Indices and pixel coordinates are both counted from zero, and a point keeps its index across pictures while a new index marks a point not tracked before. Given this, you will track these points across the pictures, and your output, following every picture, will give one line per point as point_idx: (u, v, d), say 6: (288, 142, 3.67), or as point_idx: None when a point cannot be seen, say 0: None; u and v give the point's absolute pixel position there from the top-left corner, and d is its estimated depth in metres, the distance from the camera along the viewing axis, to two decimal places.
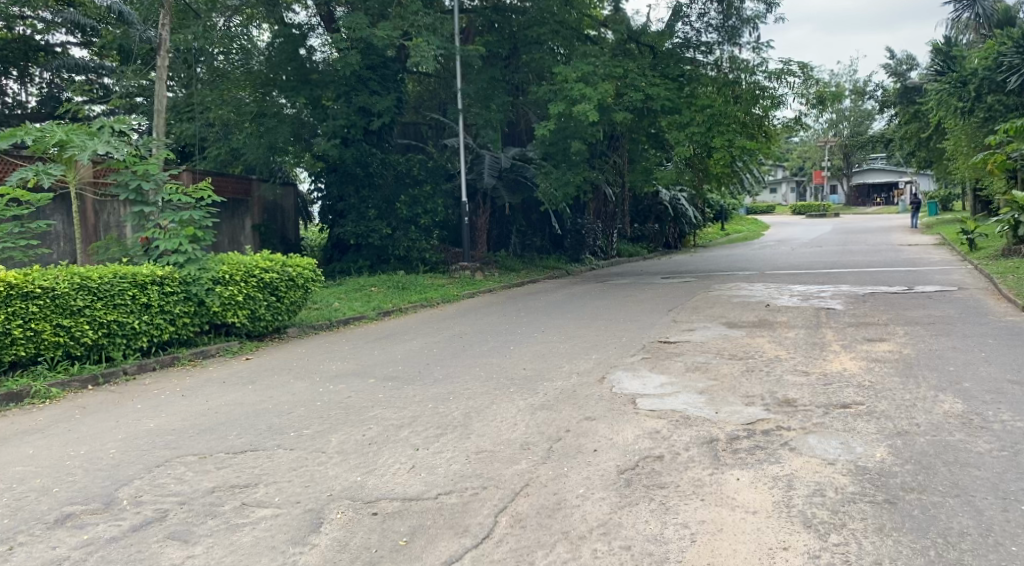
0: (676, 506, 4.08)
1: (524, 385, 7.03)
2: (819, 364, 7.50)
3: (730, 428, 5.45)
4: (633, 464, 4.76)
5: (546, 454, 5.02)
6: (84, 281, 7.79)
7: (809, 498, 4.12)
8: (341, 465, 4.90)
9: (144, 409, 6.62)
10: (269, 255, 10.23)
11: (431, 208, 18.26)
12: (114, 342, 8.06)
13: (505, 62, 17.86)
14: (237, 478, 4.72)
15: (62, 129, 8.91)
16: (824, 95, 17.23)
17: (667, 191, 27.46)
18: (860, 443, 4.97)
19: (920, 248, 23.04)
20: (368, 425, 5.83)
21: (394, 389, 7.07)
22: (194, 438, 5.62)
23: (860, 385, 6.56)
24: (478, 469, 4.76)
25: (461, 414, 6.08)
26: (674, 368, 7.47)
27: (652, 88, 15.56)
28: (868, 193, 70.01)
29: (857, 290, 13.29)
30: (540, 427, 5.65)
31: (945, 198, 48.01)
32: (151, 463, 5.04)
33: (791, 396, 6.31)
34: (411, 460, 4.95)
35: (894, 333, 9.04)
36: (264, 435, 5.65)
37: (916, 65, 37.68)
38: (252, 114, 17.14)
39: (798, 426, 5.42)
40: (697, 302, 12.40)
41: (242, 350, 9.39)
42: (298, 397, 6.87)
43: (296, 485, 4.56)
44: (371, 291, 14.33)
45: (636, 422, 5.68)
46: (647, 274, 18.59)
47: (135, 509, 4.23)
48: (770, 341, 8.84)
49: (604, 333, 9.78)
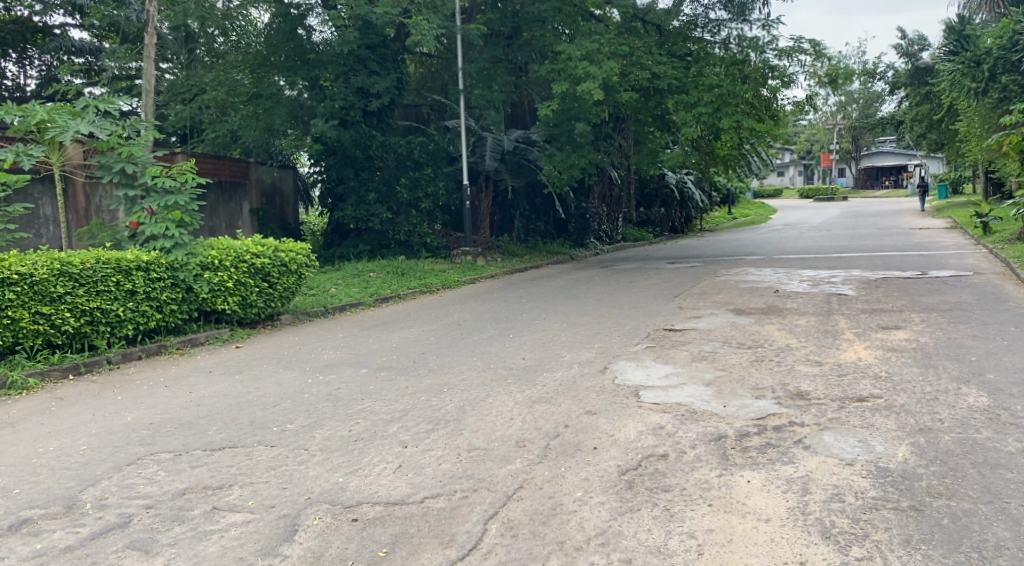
0: (681, 513, 3.75)
1: (524, 376, 6.70)
2: (833, 354, 7.12)
3: (739, 424, 5.11)
4: (636, 464, 4.42)
5: (543, 452, 4.69)
6: (65, 266, 7.46)
7: (827, 503, 3.79)
8: (322, 464, 4.59)
9: (125, 402, 6.30)
10: (260, 240, 9.88)
11: (431, 191, 17.83)
12: (97, 330, 7.74)
13: (508, 41, 17.32)
14: (211, 478, 4.41)
15: (43, 108, 8.57)
16: (835, 74, 16.60)
17: (674, 174, 26.97)
18: (880, 441, 4.63)
19: (932, 231, 22.51)
20: (356, 420, 5.51)
21: (387, 380, 6.74)
22: (171, 433, 5.31)
23: (877, 376, 6.20)
24: (469, 469, 4.43)
25: (454, 408, 5.76)
26: (680, 358, 7.11)
27: (659, 67, 15.20)
28: (877, 176, 67.84)
29: (869, 275, 12.88)
30: (537, 421, 5.32)
31: (957, 181, 47.08)
32: (122, 461, 4.74)
33: (804, 388, 5.96)
34: (398, 459, 4.63)
35: (910, 320, 8.66)
36: (245, 431, 5.34)
37: (929, 45, 36.79)
38: (247, 95, 16.79)
39: (812, 422, 5.08)
40: (704, 288, 12.03)
41: (233, 338, 9.07)
42: (285, 389, 6.56)
43: (274, 487, 4.25)
44: (370, 276, 13.99)
45: (639, 417, 5.34)
46: (653, 259, 18.19)
47: (98, 513, 3.94)
48: (781, 329, 8.47)
49: (607, 321, 9.41)
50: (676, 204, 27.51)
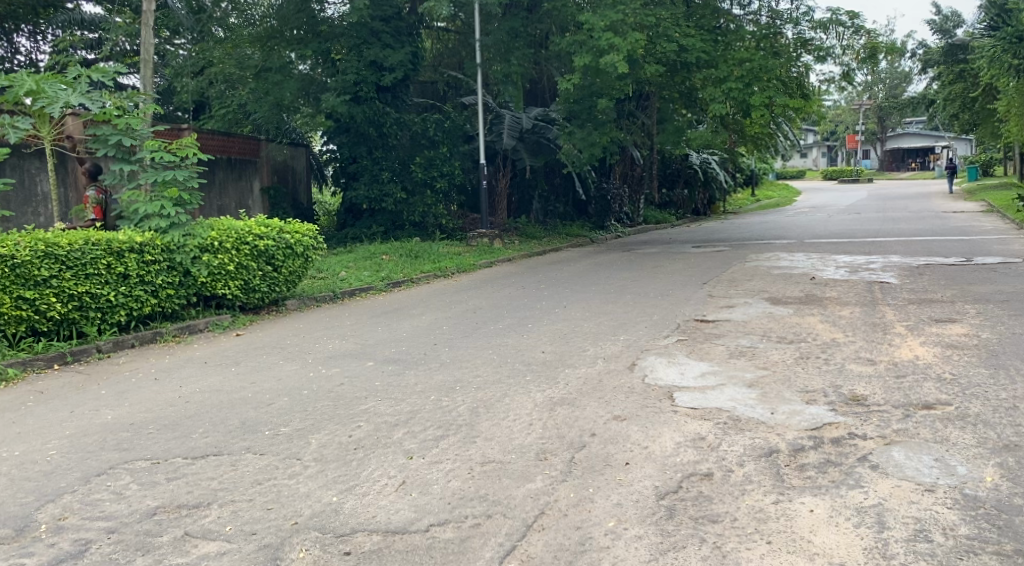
0: (735, 553, 3.14)
1: (543, 372, 6.10)
2: (886, 351, 6.43)
3: (792, 435, 4.48)
4: (676, 486, 3.81)
5: (567, 468, 4.08)
6: (50, 248, 6.93)
7: (910, 543, 3.16)
8: (315, 479, 4.02)
9: (108, 397, 5.78)
10: (264, 221, 9.32)
11: (447, 170, 17.16)
12: (87, 317, 7.23)
13: (527, 13, 16.49)
14: (189, 495, 3.86)
15: (32, 78, 8.01)
16: (875, 48, 15.60)
17: (697, 154, 26.13)
18: (960, 461, 3.96)
19: (968, 215, 21.55)
20: (358, 423, 4.93)
21: (394, 374, 6.17)
22: (153, 436, 4.77)
23: (941, 379, 5.51)
24: (483, 488, 3.83)
25: (467, 410, 5.17)
26: (716, 355, 6.45)
27: (687, 40, 14.37)
28: (903, 157, 66.44)
29: (909, 261, 12.10)
30: (559, 429, 4.71)
31: (986, 162, 45.74)
32: (92, 470, 4.20)
33: (860, 391, 5.31)
34: (402, 474, 4.05)
35: (965, 312, 7.93)
36: (233, 434, 4.79)
37: (964, 20, 35.26)
38: (255, 68, 16.04)
39: (875, 435, 4.42)
40: (735, 274, 11.33)
41: (234, 325, 8.52)
42: (283, 384, 6.00)
43: (257, 508, 3.69)
44: (382, 259, 13.41)
45: (676, 425, 4.72)
46: (677, 242, 17.51)
47: (51, 539, 3.39)
48: (822, 321, 7.77)
49: (633, 310, 8.76)
50: (700, 185, 26.66)
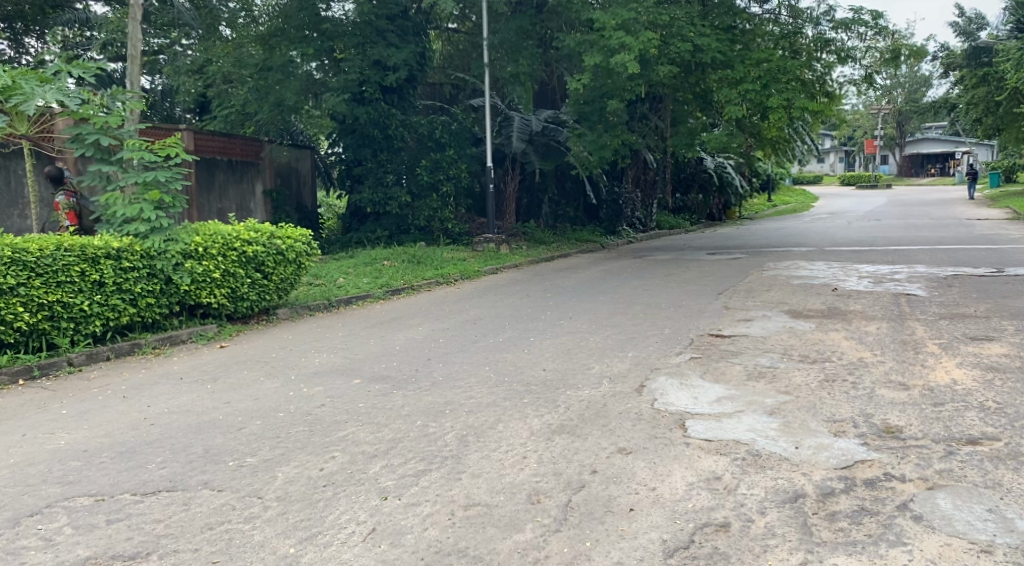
0: None
1: (542, 394, 5.58)
2: (920, 374, 5.85)
3: (819, 476, 3.93)
4: (687, 540, 3.28)
5: (562, 515, 3.55)
6: (18, 253, 6.48)
7: None
8: (275, 524, 3.52)
9: (68, 417, 5.32)
10: (254, 226, 8.88)
11: (454, 173, 16.67)
12: (57, 327, 6.79)
13: (535, 13, 16.06)
14: (128, 542, 3.37)
15: (6, 75, 7.57)
16: (898, 49, 14.96)
17: (712, 157, 25.33)
18: (1018, 513, 3.40)
19: (993, 222, 20.78)
20: (332, 452, 4.45)
21: (380, 395, 5.66)
22: (105, 466, 4.31)
23: (985, 408, 4.93)
24: (462, 540, 3.32)
25: (455, 439, 4.65)
26: (733, 375, 5.90)
27: (702, 39, 13.83)
28: (923, 162, 65.16)
29: (936, 271, 11.47)
30: (556, 464, 4.18)
31: (1009, 169, 44.59)
32: (25, 509, 3.73)
33: (893, 422, 4.74)
34: (373, 519, 3.54)
35: (1002, 329, 7.32)
36: (194, 465, 4.31)
37: (987, 23, 34.29)
38: (256, 66, 15.34)
39: (915, 477, 3.86)
40: (751, 284, 10.78)
41: (219, 335, 8.06)
42: (260, 404, 5.52)
43: (200, 562, 3.20)
44: (383, 265, 12.92)
45: (687, 460, 4.19)
46: (690, 248, 16.94)
47: None
48: (847, 337, 7.20)
49: (643, 322, 8.22)
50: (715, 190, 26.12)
